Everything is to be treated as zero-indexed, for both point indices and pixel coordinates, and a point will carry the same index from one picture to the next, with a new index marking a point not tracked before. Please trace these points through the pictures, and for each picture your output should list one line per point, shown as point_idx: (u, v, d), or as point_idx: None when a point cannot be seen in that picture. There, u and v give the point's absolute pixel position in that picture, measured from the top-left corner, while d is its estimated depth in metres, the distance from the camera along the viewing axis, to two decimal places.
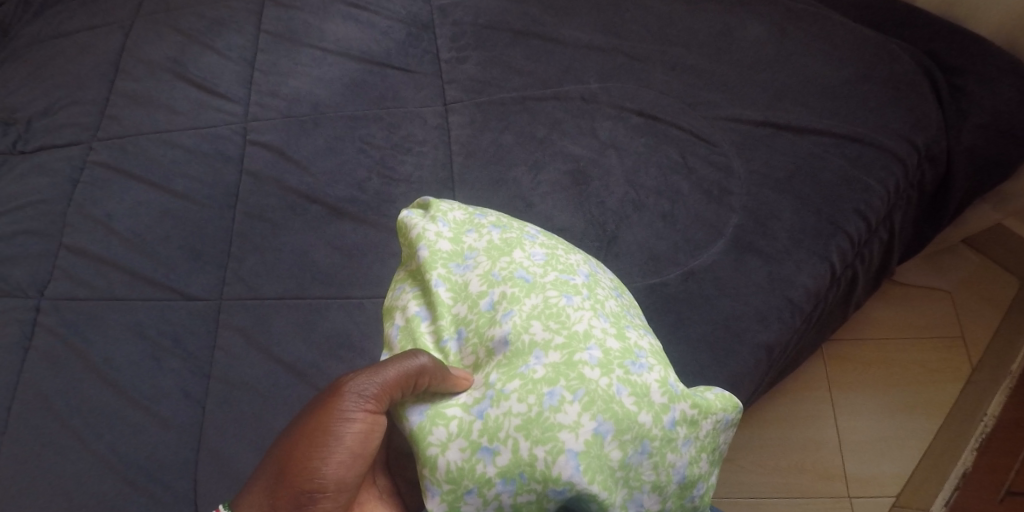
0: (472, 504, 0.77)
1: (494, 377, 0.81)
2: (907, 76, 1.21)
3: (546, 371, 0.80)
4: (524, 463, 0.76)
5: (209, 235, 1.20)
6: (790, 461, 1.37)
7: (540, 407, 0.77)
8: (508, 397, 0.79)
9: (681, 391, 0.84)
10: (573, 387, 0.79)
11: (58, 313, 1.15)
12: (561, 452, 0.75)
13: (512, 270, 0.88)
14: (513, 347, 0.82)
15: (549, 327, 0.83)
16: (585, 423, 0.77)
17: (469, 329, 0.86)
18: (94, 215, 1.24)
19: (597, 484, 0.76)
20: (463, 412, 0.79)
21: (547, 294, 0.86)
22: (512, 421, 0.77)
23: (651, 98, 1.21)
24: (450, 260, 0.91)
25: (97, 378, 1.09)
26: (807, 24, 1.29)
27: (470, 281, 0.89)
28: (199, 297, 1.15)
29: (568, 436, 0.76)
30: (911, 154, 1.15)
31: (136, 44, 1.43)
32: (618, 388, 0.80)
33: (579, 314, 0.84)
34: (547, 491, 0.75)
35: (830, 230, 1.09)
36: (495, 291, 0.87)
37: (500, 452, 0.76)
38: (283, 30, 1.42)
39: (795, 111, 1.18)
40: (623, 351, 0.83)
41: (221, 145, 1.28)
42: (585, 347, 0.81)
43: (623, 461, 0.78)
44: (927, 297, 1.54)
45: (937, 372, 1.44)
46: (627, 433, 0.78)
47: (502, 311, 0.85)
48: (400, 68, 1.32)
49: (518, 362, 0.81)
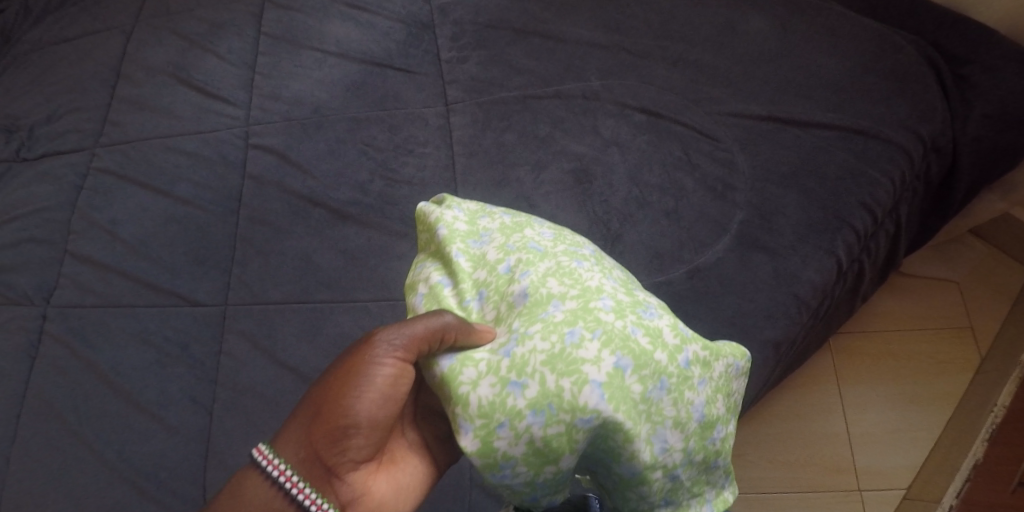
0: (503, 439, 0.72)
1: (516, 323, 0.77)
2: (911, 66, 1.20)
3: (565, 314, 0.76)
4: (552, 395, 0.72)
5: (212, 240, 1.20)
6: (800, 455, 1.37)
7: (563, 344, 0.74)
8: (532, 335, 0.75)
9: (691, 333, 0.81)
10: (592, 327, 0.75)
11: (64, 320, 1.15)
12: (585, 383, 0.72)
13: (524, 239, 0.85)
14: (533, 297, 0.78)
15: (563, 282, 0.79)
16: (606, 357, 0.74)
17: (489, 289, 0.82)
18: (98, 222, 1.24)
19: (621, 415, 0.73)
20: (490, 354, 0.75)
21: (559, 258, 0.83)
22: (537, 356, 0.73)
23: (654, 95, 1.20)
24: (467, 237, 0.87)
25: (104, 385, 1.09)
26: (809, 16, 1.28)
27: (487, 252, 0.85)
28: (204, 303, 1.15)
29: (591, 370, 0.73)
30: (916, 146, 1.14)
31: (136, 49, 1.43)
32: (634, 329, 0.76)
33: (590, 272, 0.81)
34: (575, 422, 0.72)
35: (836, 224, 1.08)
36: (512, 256, 0.83)
37: (526, 387, 0.73)
38: (283, 32, 1.41)
39: (799, 105, 1.17)
40: (633, 300, 0.80)
41: (223, 149, 1.28)
42: (602, 294, 0.78)
43: (645, 395, 0.75)
44: (935, 288, 1.52)
45: (946, 363, 1.43)
46: (647, 369, 0.75)
47: (519, 270, 0.81)
48: (401, 69, 1.32)
49: (537, 310, 0.77)
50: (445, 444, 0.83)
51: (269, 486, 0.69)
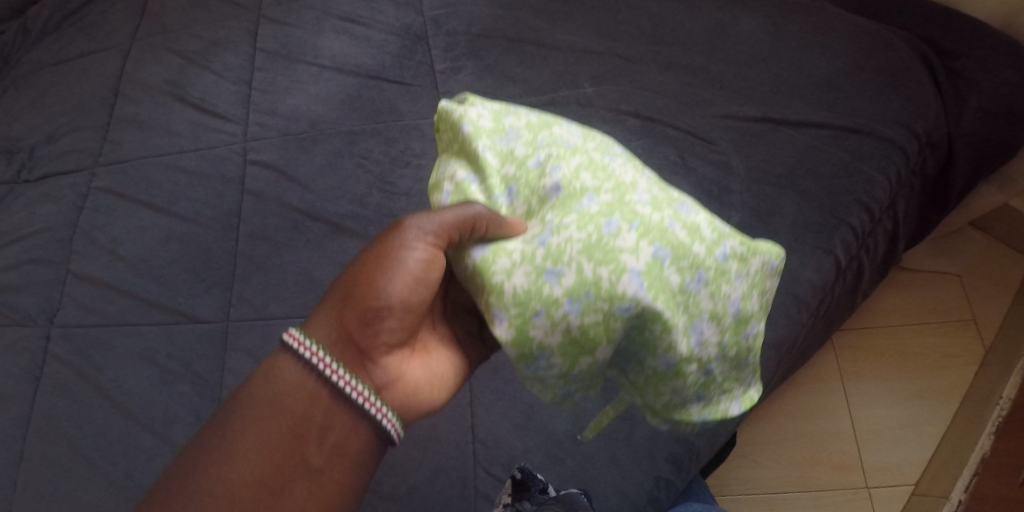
0: (539, 327, 0.73)
1: (550, 216, 0.77)
2: (904, 63, 1.20)
3: (601, 206, 0.76)
4: (590, 283, 0.72)
5: (213, 256, 1.20)
6: (807, 454, 1.37)
7: (599, 234, 0.74)
8: (567, 226, 0.75)
9: (729, 229, 0.79)
10: (629, 219, 0.75)
11: (67, 340, 1.16)
12: (623, 272, 0.72)
13: (554, 135, 0.84)
14: (566, 191, 0.78)
15: (598, 176, 0.79)
16: (644, 247, 0.73)
17: (519, 185, 0.81)
18: (98, 241, 1.25)
19: (658, 303, 0.72)
20: (524, 243, 0.75)
21: (591, 154, 0.81)
22: (574, 246, 0.73)
23: (648, 99, 1.21)
24: (494, 133, 0.84)
25: (109, 404, 1.10)
26: (799, 16, 1.28)
27: (516, 148, 0.83)
28: (206, 319, 1.15)
29: (628, 258, 0.73)
30: (911, 142, 1.14)
31: (134, 68, 1.44)
32: (670, 223, 0.76)
33: (624, 168, 0.80)
34: (614, 310, 0.72)
35: (834, 223, 1.08)
36: (541, 152, 0.82)
37: (562, 273, 0.73)
38: (278, 47, 1.42)
39: (792, 105, 1.18)
40: (668, 197, 0.79)
41: (221, 166, 1.29)
42: (638, 190, 0.78)
43: (682, 286, 0.74)
44: (935, 282, 1.51)
45: (950, 357, 1.43)
46: (684, 260, 0.74)
47: (551, 166, 0.80)
48: (396, 82, 1.33)
49: (572, 202, 0.77)
50: (476, 341, 0.87)
51: (302, 366, 0.73)
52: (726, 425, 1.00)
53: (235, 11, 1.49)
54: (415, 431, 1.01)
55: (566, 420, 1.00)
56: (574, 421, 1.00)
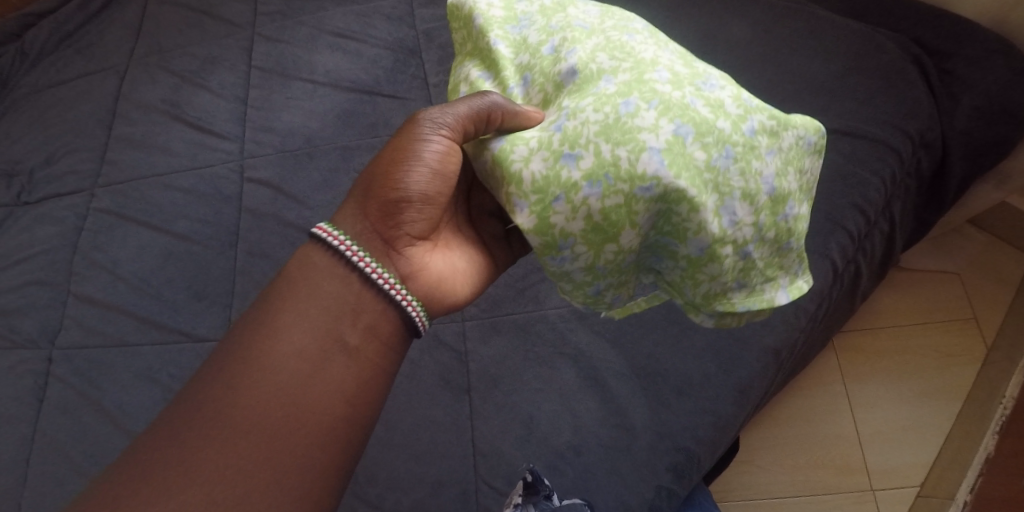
0: (561, 212, 0.74)
1: (566, 103, 0.78)
2: (895, 63, 1.20)
3: (618, 87, 0.76)
4: (608, 165, 0.73)
5: (213, 274, 1.21)
6: (810, 458, 1.36)
7: (618, 114, 0.74)
8: (585, 109, 0.76)
9: (756, 105, 0.79)
10: (648, 97, 0.75)
11: (69, 362, 1.16)
12: (643, 150, 0.73)
13: (568, 17, 0.84)
14: (582, 74, 0.79)
15: (614, 58, 0.79)
16: (664, 125, 0.74)
17: (533, 73, 0.83)
18: (99, 262, 1.25)
19: (682, 181, 0.73)
20: (542, 131, 0.77)
21: (608, 35, 0.81)
22: (591, 128, 0.74)
23: None
24: (506, 23, 0.86)
25: (113, 424, 1.11)
26: (789, 20, 1.28)
27: (529, 36, 0.84)
28: (207, 338, 1.16)
29: (649, 138, 0.73)
30: (905, 143, 1.14)
31: (130, 88, 1.45)
32: (693, 100, 0.76)
33: (643, 47, 0.80)
34: (634, 191, 0.73)
35: (829, 227, 1.09)
36: (555, 37, 0.82)
37: (581, 160, 0.74)
38: (272, 64, 1.43)
39: (785, 110, 1.18)
40: (692, 74, 0.78)
41: (218, 184, 1.30)
42: (658, 67, 0.77)
43: (708, 163, 0.74)
44: (936, 280, 1.49)
45: (953, 356, 1.41)
46: (709, 137, 0.74)
47: (566, 50, 0.81)
48: (390, 96, 1.34)
49: (589, 86, 0.78)
50: (498, 244, 0.93)
51: (331, 256, 0.80)
52: (726, 432, 1.01)
53: (229, 29, 1.50)
54: (416, 445, 1.01)
55: (566, 431, 1.00)
56: (574, 432, 1.00)
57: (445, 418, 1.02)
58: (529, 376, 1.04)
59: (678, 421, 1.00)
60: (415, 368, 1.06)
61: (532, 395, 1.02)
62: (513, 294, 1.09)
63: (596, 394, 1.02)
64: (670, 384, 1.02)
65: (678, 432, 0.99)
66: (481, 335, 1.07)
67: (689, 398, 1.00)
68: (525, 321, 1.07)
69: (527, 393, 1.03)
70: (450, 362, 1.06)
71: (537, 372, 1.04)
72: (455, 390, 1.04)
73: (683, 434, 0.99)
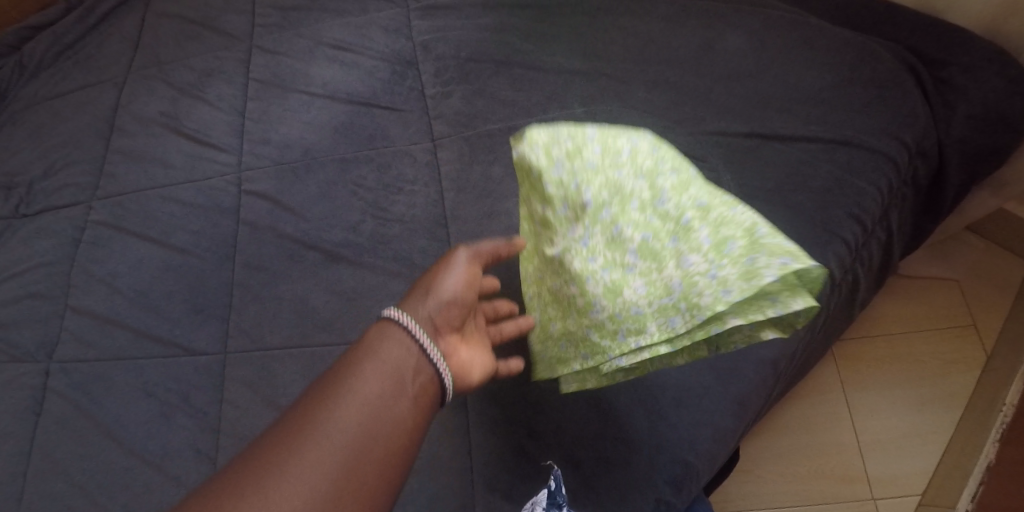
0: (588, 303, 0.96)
1: (579, 226, 0.98)
2: (890, 72, 1.20)
3: (607, 211, 0.96)
4: (603, 268, 0.96)
5: (210, 287, 1.21)
6: (811, 467, 1.35)
7: (603, 231, 0.96)
8: (587, 230, 0.97)
9: (693, 194, 0.95)
10: (623, 217, 0.96)
11: (67, 376, 1.16)
12: (619, 253, 0.96)
13: (581, 144, 0.99)
14: (592, 203, 0.97)
15: (608, 188, 0.97)
16: (631, 234, 0.95)
17: (568, 206, 0.98)
18: (97, 275, 1.25)
19: (642, 263, 0.94)
20: (563, 246, 0.98)
21: (608, 170, 0.98)
22: (592, 247, 0.97)
23: (637, 118, 1.23)
24: (546, 167, 0.99)
25: (110, 439, 1.10)
26: (785, 30, 1.28)
27: (563, 179, 0.98)
28: (204, 351, 1.16)
29: (626, 243, 0.95)
30: (901, 152, 1.15)
31: (129, 100, 1.45)
32: (649, 213, 0.95)
33: (624, 173, 0.97)
34: (623, 280, 0.95)
35: (826, 237, 1.09)
36: (578, 178, 0.98)
37: (569, 255, 0.97)
38: (270, 76, 1.43)
39: (781, 120, 1.19)
40: (651, 190, 0.96)
41: (216, 197, 1.30)
42: (637, 175, 0.97)
43: (665, 248, 0.94)
44: (935, 287, 1.49)
45: (952, 364, 1.41)
46: (662, 231, 0.94)
47: (584, 186, 0.97)
48: (387, 108, 1.34)
49: (594, 214, 0.97)
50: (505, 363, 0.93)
51: (405, 333, 0.77)
52: (725, 444, 1.00)
53: (227, 42, 1.51)
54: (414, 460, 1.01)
55: (564, 444, 1.00)
56: (572, 445, 1.00)
57: (442, 431, 1.02)
58: (527, 389, 1.03)
59: (676, 433, 0.99)
60: None
61: (530, 407, 1.02)
62: (510, 306, 1.10)
63: (594, 406, 1.02)
64: (668, 396, 1.01)
65: (676, 444, 0.99)
66: None
67: (688, 410, 1.00)
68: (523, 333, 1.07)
69: (525, 405, 1.02)
70: None
71: (534, 385, 1.04)
72: (453, 403, 1.04)
73: (681, 446, 0.99)
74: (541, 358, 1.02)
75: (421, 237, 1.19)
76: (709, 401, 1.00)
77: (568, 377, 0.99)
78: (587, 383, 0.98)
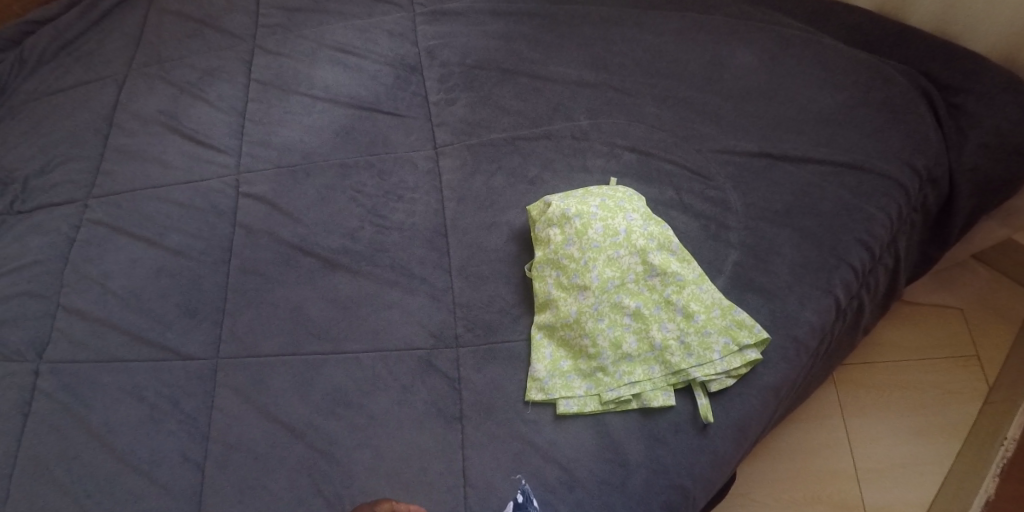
0: (581, 371, 1.02)
1: (582, 298, 1.04)
2: (903, 97, 1.19)
3: (607, 283, 1.04)
4: (600, 339, 1.02)
5: (204, 291, 1.19)
6: (808, 493, 1.32)
7: (602, 302, 1.03)
8: (588, 302, 1.04)
9: (678, 276, 1.04)
10: (620, 290, 1.04)
11: (56, 376, 1.14)
12: (615, 324, 1.03)
13: (587, 223, 1.07)
14: (595, 278, 1.04)
15: (610, 264, 1.05)
16: (627, 306, 1.03)
17: (572, 278, 1.06)
18: (90, 275, 1.23)
19: (635, 334, 1.02)
20: (566, 314, 1.04)
21: (611, 250, 1.06)
22: (591, 317, 1.03)
23: (643, 134, 1.22)
24: (558, 244, 1.08)
25: (96, 443, 1.08)
26: (798, 49, 1.27)
27: (571, 254, 1.07)
28: (195, 356, 1.13)
29: (621, 317, 1.03)
30: (912, 178, 1.13)
31: (130, 98, 1.43)
32: (640, 285, 1.04)
33: (622, 248, 1.06)
34: (618, 352, 1.01)
35: (834, 263, 1.07)
36: (584, 255, 1.06)
37: (573, 309, 1.04)
38: (272, 77, 1.41)
39: (790, 140, 1.17)
40: (644, 267, 1.05)
41: (214, 198, 1.28)
42: (633, 252, 1.05)
43: (654, 325, 1.02)
44: (939, 315, 1.47)
45: (954, 393, 1.38)
46: (650, 307, 1.03)
47: (589, 263, 1.05)
48: (390, 113, 1.32)
49: (594, 284, 1.04)
50: None
51: None
52: (723, 469, 0.98)
53: (230, 41, 1.49)
54: (405, 476, 0.99)
55: (560, 465, 0.98)
56: (568, 466, 0.97)
57: (436, 448, 1.01)
58: (522, 407, 1.02)
59: (674, 457, 0.97)
60: (409, 395, 1.05)
61: (526, 426, 1.01)
62: (508, 321, 1.08)
63: (591, 427, 1.00)
64: (667, 420, 0.99)
65: (674, 468, 0.96)
66: (476, 363, 1.06)
67: (687, 434, 0.98)
68: (522, 350, 1.06)
69: (520, 424, 1.01)
70: (443, 390, 1.04)
71: (531, 404, 1.02)
72: (448, 419, 1.02)
73: (679, 471, 0.96)
74: (540, 381, 1.02)
75: (420, 246, 1.17)
76: (710, 426, 0.98)
77: (568, 401, 1.01)
78: (589, 406, 1.00)
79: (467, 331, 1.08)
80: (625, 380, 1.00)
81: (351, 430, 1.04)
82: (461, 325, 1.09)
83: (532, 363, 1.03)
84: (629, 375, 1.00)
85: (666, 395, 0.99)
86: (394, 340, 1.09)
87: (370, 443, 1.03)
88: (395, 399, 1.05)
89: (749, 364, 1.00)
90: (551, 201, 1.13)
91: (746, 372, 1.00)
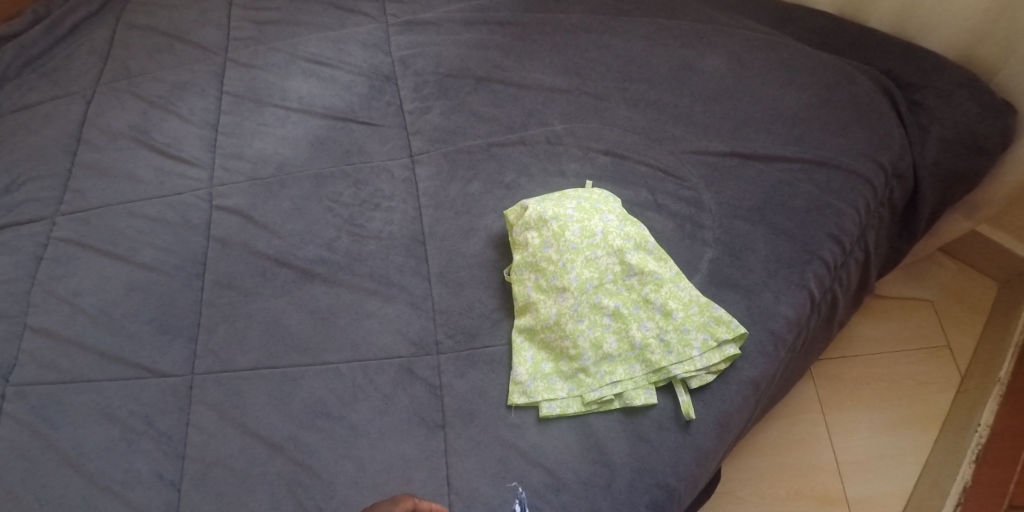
0: (563, 374, 1.02)
1: (563, 300, 1.04)
2: (866, 95, 1.22)
3: (586, 285, 1.05)
4: (581, 341, 1.02)
5: (178, 305, 1.17)
6: (790, 488, 1.33)
7: (583, 305, 1.04)
8: (568, 305, 1.04)
9: (657, 276, 1.05)
10: (599, 291, 1.05)
11: (23, 400, 1.11)
12: (596, 325, 1.03)
13: (564, 225, 1.08)
14: (574, 280, 1.05)
15: (588, 267, 1.06)
16: (606, 306, 1.04)
17: (552, 280, 1.06)
18: (58, 293, 1.20)
19: (617, 334, 1.02)
20: (546, 318, 1.04)
21: (588, 252, 1.06)
22: (572, 320, 1.03)
23: (617, 137, 1.23)
24: (537, 249, 1.08)
25: (67, 466, 1.05)
26: (764, 50, 1.29)
27: (549, 257, 1.07)
28: (169, 373, 1.11)
29: (602, 318, 1.03)
30: (879, 173, 1.15)
31: (98, 113, 1.41)
32: (619, 286, 1.05)
33: (600, 250, 1.06)
34: (600, 353, 1.02)
35: (806, 257, 1.08)
36: (562, 257, 1.06)
37: (552, 311, 1.04)
38: (245, 90, 1.40)
39: (760, 140, 1.19)
40: (622, 268, 1.06)
41: (187, 212, 1.26)
42: (611, 252, 1.06)
43: (634, 323, 1.03)
44: (909, 308, 1.49)
45: (927, 383, 1.41)
46: (630, 307, 1.04)
47: (568, 265, 1.06)
48: (365, 122, 1.32)
49: (575, 286, 1.04)
50: None
51: None
52: (706, 466, 0.99)
53: (201, 54, 1.48)
54: (387, 486, 0.98)
55: (544, 468, 0.97)
56: (553, 468, 0.97)
57: (419, 456, 1.00)
58: (506, 411, 1.02)
59: (657, 456, 0.97)
60: (390, 403, 1.04)
61: (509, 430, 1.00)
62: (489, 325, 1.08)
63: (574, 429, 1.00)
64: (649, 418, 0.99)
65: (658, 467, 0.97)
66: (457, 370, 1.05)
67: (670, 432, 0.98)
68: (503, 354, 1.06)
69: (503, 428, 1.01)
70: (424, 397, 1.04)
71: (514, 408, 1.02)
72: (430, 426, 1.02)
73: (664, 469, 0.97)
74: (523, 385, 1.02)
75: (398, 254, 1.17)
76: (691, 423, 0.99)
77: (550, 404, 1.01)
78: (571, 407, 1.00)
79: (447, 337, 1.08)
80: (607, 380, 1.00)
81: (331, 442, 1.03)
82: (441, 332, 1.09)
83: (514, 366, 1.03)
84: (611, 375, 1.00)
85: (648, 393, 1.00)
86: (373, 350, 1.09)
87: (352, 454, 1.01)
88: (377, 408, 1.04)
89: (728, 360, 1.01)
90: (531, 204, 1.13)
91: (725, 367, 1.01)
